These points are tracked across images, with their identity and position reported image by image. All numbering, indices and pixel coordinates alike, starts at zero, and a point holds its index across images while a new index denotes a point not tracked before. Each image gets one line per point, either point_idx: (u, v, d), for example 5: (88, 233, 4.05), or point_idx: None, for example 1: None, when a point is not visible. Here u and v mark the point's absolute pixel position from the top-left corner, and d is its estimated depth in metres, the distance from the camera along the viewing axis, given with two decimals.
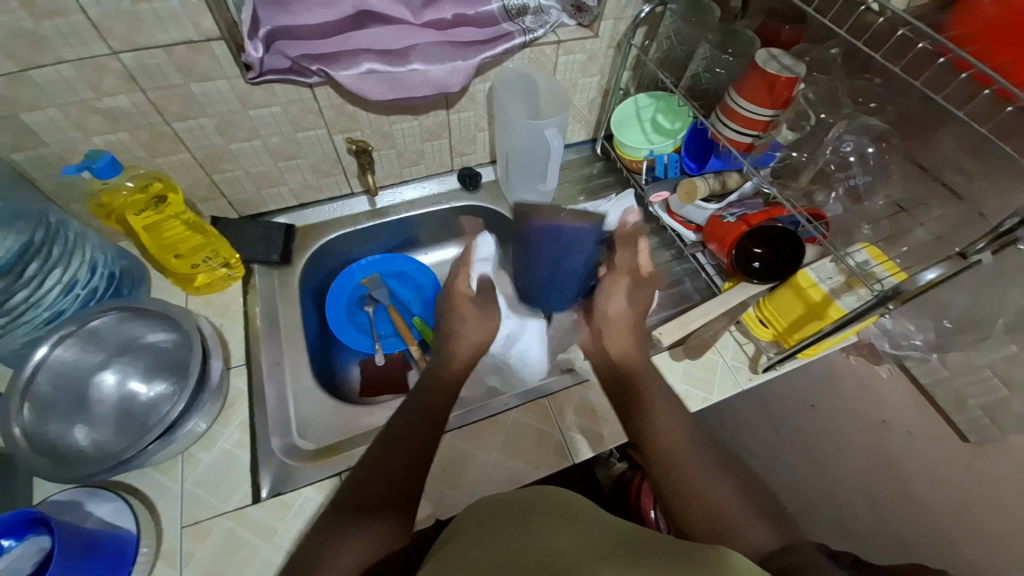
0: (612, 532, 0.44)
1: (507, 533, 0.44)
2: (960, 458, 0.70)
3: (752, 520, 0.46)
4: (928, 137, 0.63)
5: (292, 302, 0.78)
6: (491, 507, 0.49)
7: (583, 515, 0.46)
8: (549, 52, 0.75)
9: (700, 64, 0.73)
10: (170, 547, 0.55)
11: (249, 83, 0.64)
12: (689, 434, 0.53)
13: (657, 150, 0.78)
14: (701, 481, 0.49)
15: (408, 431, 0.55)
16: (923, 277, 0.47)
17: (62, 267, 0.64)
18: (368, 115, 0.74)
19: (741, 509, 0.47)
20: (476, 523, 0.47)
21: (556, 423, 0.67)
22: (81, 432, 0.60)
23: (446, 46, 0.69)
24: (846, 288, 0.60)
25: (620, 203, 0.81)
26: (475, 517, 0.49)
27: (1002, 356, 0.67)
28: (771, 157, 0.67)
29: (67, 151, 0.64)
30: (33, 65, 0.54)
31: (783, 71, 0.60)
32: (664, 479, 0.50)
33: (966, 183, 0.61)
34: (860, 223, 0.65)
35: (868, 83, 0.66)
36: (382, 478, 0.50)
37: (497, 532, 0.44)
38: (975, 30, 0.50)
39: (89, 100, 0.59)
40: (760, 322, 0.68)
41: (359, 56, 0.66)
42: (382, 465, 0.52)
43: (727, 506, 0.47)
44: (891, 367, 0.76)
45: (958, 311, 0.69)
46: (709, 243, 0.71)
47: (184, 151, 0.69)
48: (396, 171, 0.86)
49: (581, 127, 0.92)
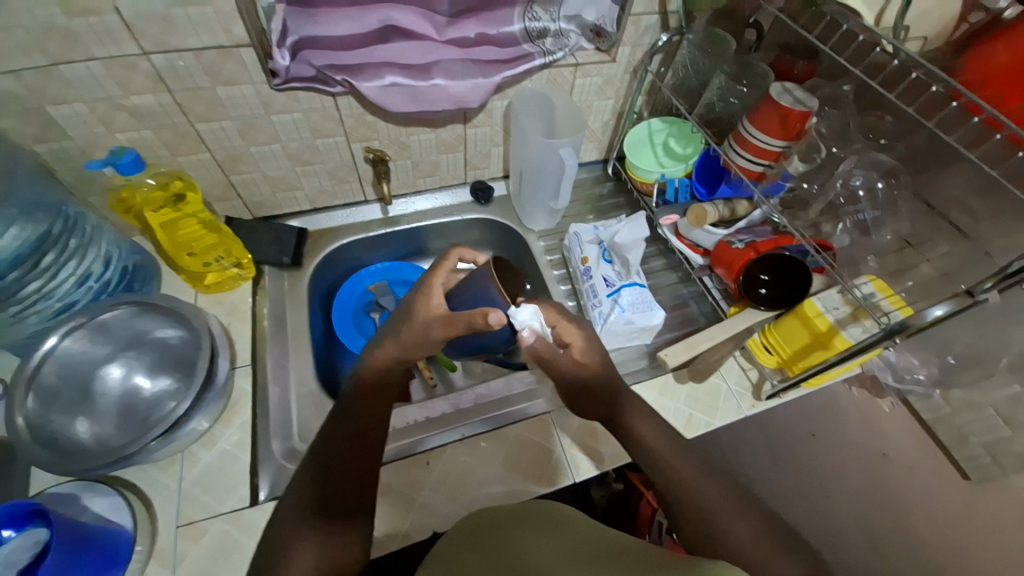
0: (602, 542, 0.45)
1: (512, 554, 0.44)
2: (962, 497, 0.70)
3: (780, 555, 0.46)
4: (935, 174, 0.64)
5: (300, 305, 0.78)
6: (457, 552, 0.47)
7: (569, 530, 0.47)
8: (567, 73, 0.77)
9: (715, 93, 0.75)
10: (163, 546, 0.55)
11: (274, 89, 0.65)
12: (704, 465, 0.53)
13: (669, 173, 0.80)
14: (727, 517, 0.48)
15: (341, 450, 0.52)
16: (931, 313, 0.49)
17: (77, 260, 0.65)
18: (387, 125, 0.75)
19: (767, 543, 0.47)
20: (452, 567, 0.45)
21: (559, 440, 0.67)
22: (82, 425, 0.59)
23: (468, 64, 0.71)
24: (852, 319, 0.60)
25: (632, 225, 0.77)
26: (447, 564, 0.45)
27: (1005, 396, 0.66)
28: (782, 187, 0.70)
29: (91, 146, 0.65)
30: (65, 60, 0.55)
31: (797, 104, 0.62)
32: (689, 517, 0.49)
33: (973, 223, 0.61)
34: (866, 255, 0.66)
35: (878, 120, 0.67)
36: (333, 480, 0.50)
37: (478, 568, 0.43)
38: (985, 76, 0.52)
39: (116, 97, 0.61)
40: (765, 348, 0.69)
41: (382, 69, 0.68)
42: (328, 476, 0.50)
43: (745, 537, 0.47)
44: (894, 401, 0.75)
45: (962, 348, 0.68)
46: (717, 267, 0.72)
47: (204, 152, 0.70)
48: (410, 181, 0.87)
49: (594, 147, 0.93)
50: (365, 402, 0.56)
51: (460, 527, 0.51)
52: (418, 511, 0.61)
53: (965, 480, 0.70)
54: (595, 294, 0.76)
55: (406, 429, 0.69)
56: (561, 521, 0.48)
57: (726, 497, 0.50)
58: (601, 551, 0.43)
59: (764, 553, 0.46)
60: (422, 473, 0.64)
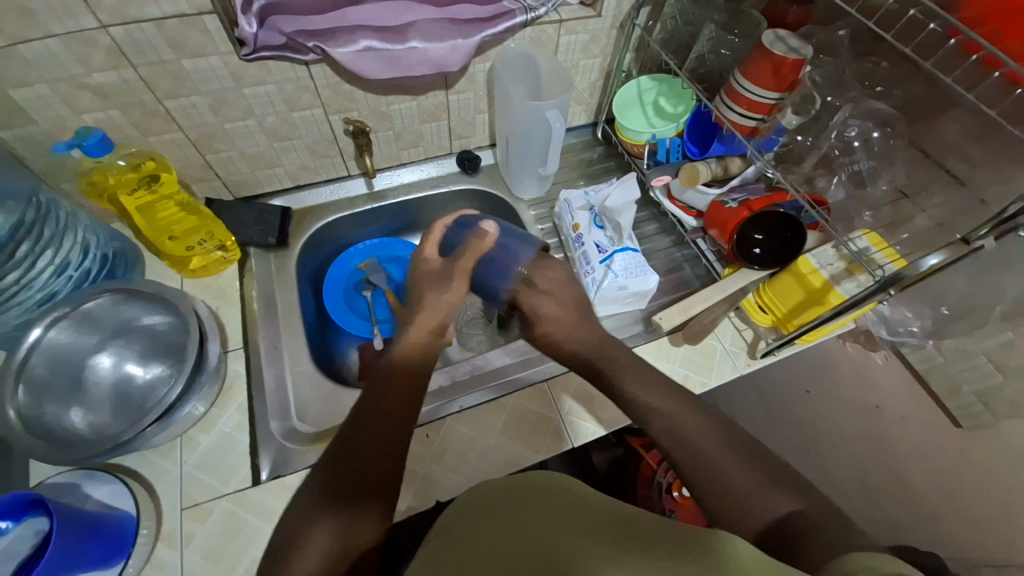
0: (617, 525, 0.40)
1: (514, 524, 0.40)
2: (950, 442, 0.70)
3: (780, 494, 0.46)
4: (932, 121, 0.62)
5: (290, 286, 0.77)
6: (458, 521, 0.43)
7: (575, 507, 0.42)
8: (551, 31, 0.73)
9: (706, 45, 0.73)
10: (170, 528, 0.55)
11: (243, 60, 0.62)
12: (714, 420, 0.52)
13: (660, 133, 0.77)
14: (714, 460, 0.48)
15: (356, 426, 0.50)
16: (926, 262, 0.48)
17: (53, 249, 0.63)
18: (365, 94, 0.72)
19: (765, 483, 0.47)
20: (454, 539, 0.41)
21: (556, 407, 0.67)
22: (77, 415, 0.59)
23: (447, 23, 0.68)
24: (847, 274, 0.59)
25: (624, 187, 0.74)
26: (447, 538, 0.41)
27: (998, 343, 0.66)
28: (776, 141, 0.68)
29: (56, 129, 0.62)
30: (20, 39, 0.52)
31: (791, 52, 0.60)
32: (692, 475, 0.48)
33: (970, 170, 0.59)
34: (861, 209, 0.65)
35: (875, 66, 0.66)
36: (349, 457, 0.48)
37: (488, 531, 0.40)
38: (986, 12, 0.50)
39: (78, 76, 0.57)
40: (760, 307, 0.68)
41: (356, 33, 0.64)
42: (351, 429, 0.50)
43: (752, 488, 0.46)
44: (888, 354, 0.76)
45: (956, 298, 0.69)
46: (710, 229, 0.71)
47: (176, 130, 0.67)
48: (394, 154, 0.85)
49: (582, 109, 0.90)
50: (394, 383, 0.54)
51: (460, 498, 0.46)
52: (424, 481, 0.61)
53: (954, 427, 0.70)
54: (587, 261, 0.75)
55: (425, 398, 0.70)
56: (575, 500, 0.43)
57: (725, 448, 0.49)
58: (614, 534, 0.39)
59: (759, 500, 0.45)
60: (423, 445, 0.64)
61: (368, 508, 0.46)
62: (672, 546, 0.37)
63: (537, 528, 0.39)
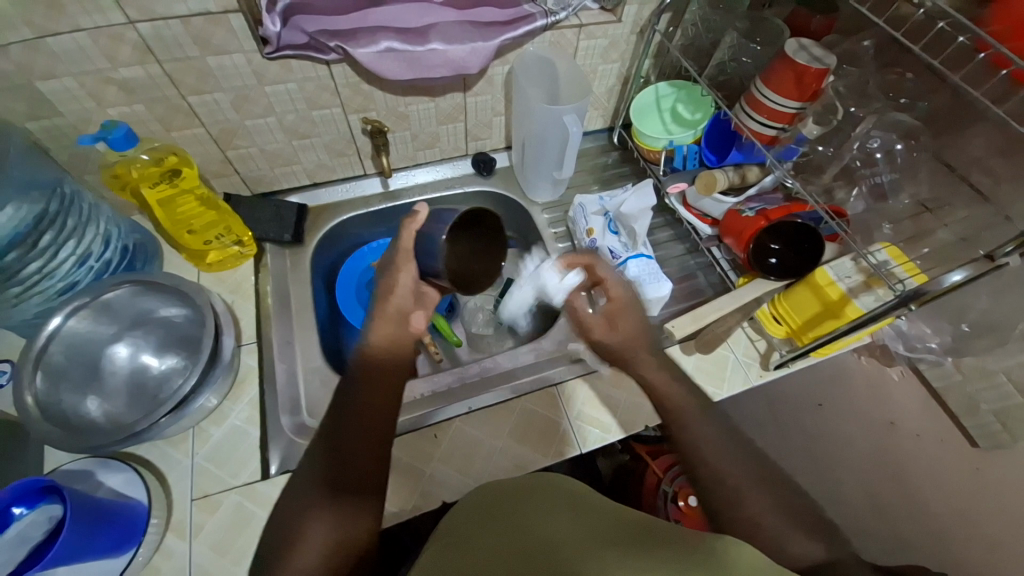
0: (624, 529, 0.39)
1: (522, 534, 0.39)
2: (968, 462, 0.67)
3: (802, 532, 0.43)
4: (957, 135, 0.61)
5: (303, 282, 0.78)
6: (462, 522, 0.43)
7: (581, 509, 0.42)
8: (570, 36, 0.73)
9: (726, 52, 0.72)
10: (179, 518, 0.56)
11: (266, 58, 0.63)
12: (733, 437, 0.50)
13: (677, 140, 0.77)
14: (734, 484, 0.46)
15: (354, 426, 0.50)
16: (949, 278, 0.47)
17: (76, 239, 0.64)
18: (384, 94, 0.73)
19: (783, 516, 0.44)
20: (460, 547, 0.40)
21: (564, 412, 0.67)
22: (93, 403, 0.60)
23: (467, 26, 0.68)
24: (865, 287, 0.59)
25: (639, 194, 0.76)
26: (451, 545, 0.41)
27: (1019, 363, 0.63)
28: (795, 151, 0.67)
29: (82, 122, 0.63)
30: (50, 32, 0.54)
31: (814, 62, 0.60)
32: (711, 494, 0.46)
33: (993, 185, 0.59)
34: (881, 222, 0.64)
35: (898, 77, 0.64)
36: (357, 456, 0.48)
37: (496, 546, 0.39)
38: (1017, 26, 0.49)
39: (105, 70, 0.59)
40: (774, 318, 0.68)
41: (377, 34, 0.65)
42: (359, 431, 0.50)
43: (770, 518, 0.44)
44: (903, 369, 0.75)
45: (976, 315, 0.67)
46: (726, 237, 0.70)
47: (197, 126, 0.68)
48: (410, 154, 0.85)
49: (599, 114, 0.90)
50: (386, 378, 0.54)
51: (467, 500, 0.47)
52: (432, 481, 0.62)
53: (972, 448, 0.67)
54: None
55: (421, 403, 0.69)
56: (581, 503, 0.43)
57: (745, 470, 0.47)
58: (620, 537, 0.38)
59: (775, 525, 0.44)
60: (430, 445, 0.64)
61: (369, 505, 0.47)
62: (673, 549, 0.37)
63: (542, 530, 0.39)
